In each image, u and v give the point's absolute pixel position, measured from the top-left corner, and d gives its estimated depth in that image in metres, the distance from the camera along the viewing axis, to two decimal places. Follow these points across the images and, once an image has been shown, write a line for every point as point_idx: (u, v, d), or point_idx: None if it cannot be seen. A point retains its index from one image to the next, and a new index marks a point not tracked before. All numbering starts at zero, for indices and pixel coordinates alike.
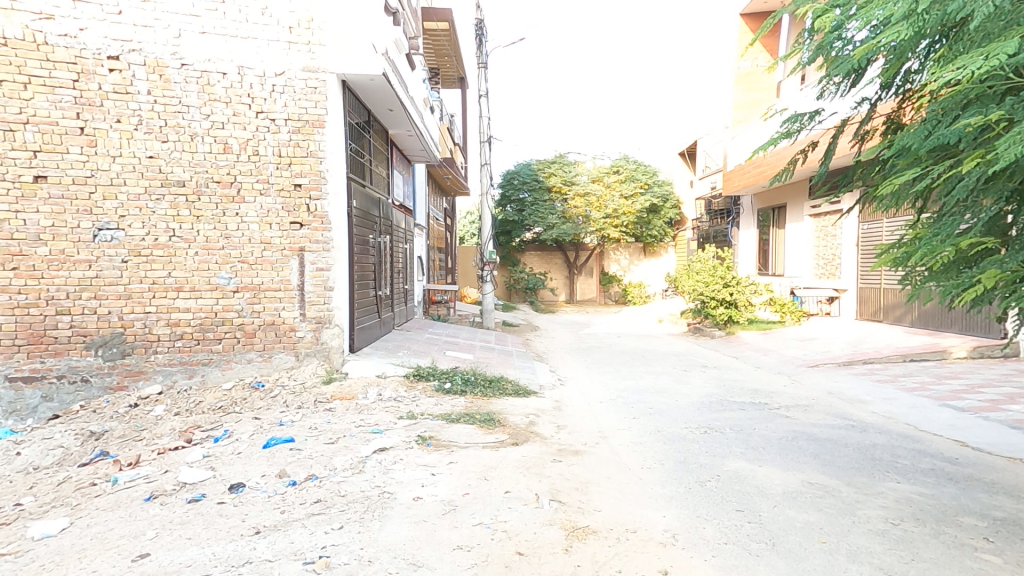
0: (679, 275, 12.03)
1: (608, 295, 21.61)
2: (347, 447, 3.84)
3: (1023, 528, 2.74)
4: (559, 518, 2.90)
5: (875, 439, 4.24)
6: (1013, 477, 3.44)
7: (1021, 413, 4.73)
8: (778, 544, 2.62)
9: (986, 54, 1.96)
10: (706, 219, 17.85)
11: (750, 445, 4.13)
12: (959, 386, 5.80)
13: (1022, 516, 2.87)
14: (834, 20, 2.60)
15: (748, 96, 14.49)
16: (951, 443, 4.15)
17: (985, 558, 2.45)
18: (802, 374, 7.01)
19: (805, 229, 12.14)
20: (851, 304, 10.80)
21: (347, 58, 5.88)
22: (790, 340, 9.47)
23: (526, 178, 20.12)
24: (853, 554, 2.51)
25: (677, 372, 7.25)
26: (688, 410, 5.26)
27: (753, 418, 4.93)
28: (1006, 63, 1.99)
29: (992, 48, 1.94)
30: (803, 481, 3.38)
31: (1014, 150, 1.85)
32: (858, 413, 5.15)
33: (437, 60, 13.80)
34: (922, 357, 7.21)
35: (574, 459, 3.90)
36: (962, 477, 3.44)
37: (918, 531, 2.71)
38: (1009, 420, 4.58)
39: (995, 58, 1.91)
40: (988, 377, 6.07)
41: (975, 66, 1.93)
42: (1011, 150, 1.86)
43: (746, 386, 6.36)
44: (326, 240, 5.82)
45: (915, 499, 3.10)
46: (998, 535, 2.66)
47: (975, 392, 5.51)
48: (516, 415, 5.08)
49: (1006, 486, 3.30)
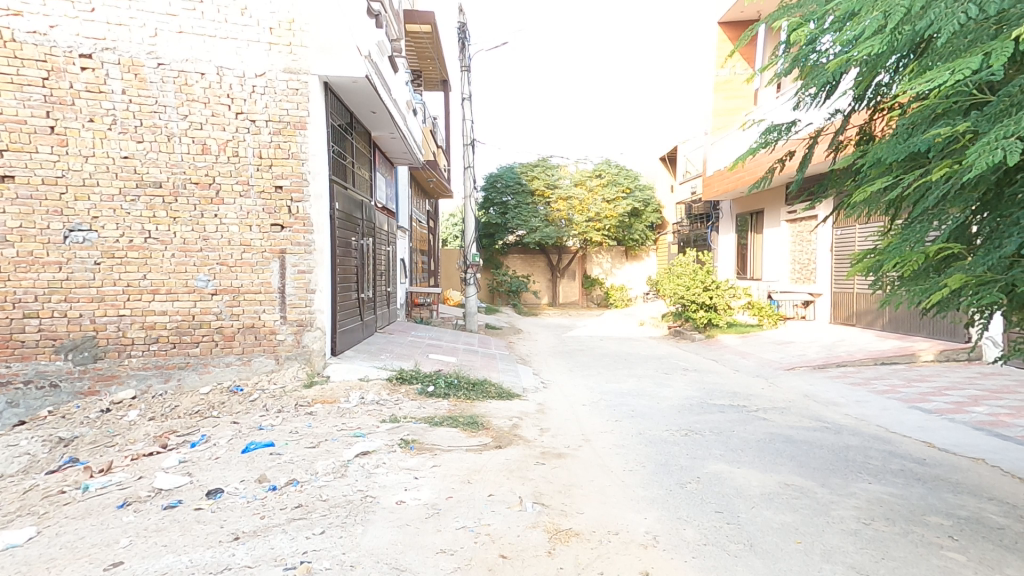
0: (660, 279, 12.10)
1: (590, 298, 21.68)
2: (329, 451, 3.80)
3: (985, 527, 2.83)
4: (541, 521, 2.92)
5: (849, 441, 4.34)
6: (978, 477, 3.56)
7: (985, 414, 4.88)
8: (756, 544, 2.66)
9: (953, 68, 2.02)
10: (686, 223, 18.04)
11: (729, 447, 4.19)
12: (927, 389, 5.96)
13: (986, 515, 2.96)
14: (809, 34, 2.67)
15: (728, 103, 14.71)
16: (920, 444, 4.26)
17: (950, 556, 2.53)
18: (780, 377, 7.13)
19: (782, 234, 12.35)
20: (826, 308, 11.03)
21: (329, 60, 5.83)
22: (768, 344, 9.62)
23: (509, 181, 20.19)
24: (827, 553, 2.57)
25: (659, 375, 7.33)
26: (669, 413, 5.32)
27: (733, 421, 5.00)
28: (971, 78, 2.06)
29: (958, 63, 2.01)
30: (780, 483, 3.44)
31: (984, 160, 1.89)
32: (833, 415, 5.26)
33: (419, 63, 13.75)
34: (893, 360, 7.39)
35: (557, 462, 3.92)
36: (932, 477, 3.53)
37: (889, 530, 2.79)
38: (974, 421, 4.73)
39: (962, 73, 1.97)
40: (954, 380, 6.26)
41: (943, 80, 1.99)
42: (982, 159, 1.90)
43: (725, 388, 6.45)
44: (308, 242, 5.75)
45: (886, 499, 3.18)
46: (962, 534, 2.75)
47: (943, 395, 5.67)
48: (499, 418, 5.09)
49: (971, 485, 3.41)
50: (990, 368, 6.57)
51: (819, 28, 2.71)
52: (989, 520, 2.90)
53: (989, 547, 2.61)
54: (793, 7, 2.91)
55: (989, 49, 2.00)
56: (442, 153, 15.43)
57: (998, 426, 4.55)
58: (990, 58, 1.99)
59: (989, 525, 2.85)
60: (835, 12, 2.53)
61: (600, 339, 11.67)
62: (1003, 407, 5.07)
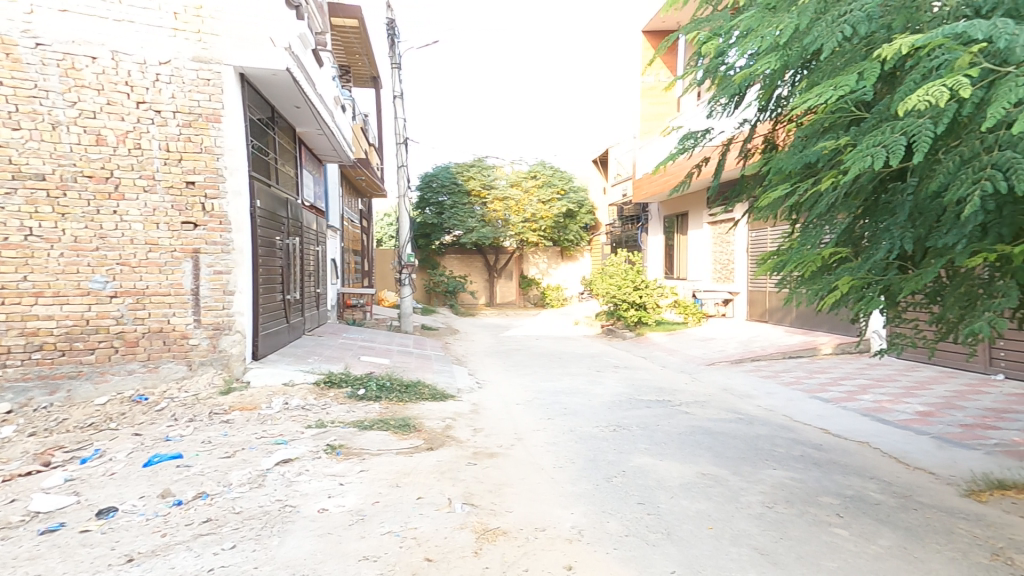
0: (594, 279, 12.43)
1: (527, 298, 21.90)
2: (246, 460, 3.64)
3: (866, 503, 3.13)
4: (470, 522, 2.92)
5: (759, 430, 4.64)
6: (864, 458, 3.92)
7: (871, 401, 5.38)
8: (673, 532, 2.79)
9: (835, 84, 2.22)
10: (618, 224, 18.63)
11: (654, 441, 4.37)
12: (827, 379, 6.49)
13: (868, 492, 3.27)
14: (718, 48, 2.84)
15: (654, 109, 15.31)
16: (818, 431, 4.63)
17: (836, 531, 2.77)
18: (702, 372, 7.52)
19: (704, 236, 13.00)
20: (743, 306, 11.72)
21: (244, 51, 5.57)
22: (691, 340, 10.14)
23: (444, 180, 20.09)
24: (735, 537, 2.73)
25: (590, 372, 7.53)
26: (599, 409, 5.47)
27: (658, 415, 5.22)
28: (849, 95, 2.26)
29: (838, 81, 2.21)
30: (697, 473, 3.63)
31: (858, 167, 2.09)
32: (747, 406, 5.61)
33: (347, 58, 13.41)
34: (799, 353, 7.98)
35: (489, 461, 3.94)
36: (826, 461, 3.85)
37: (788, 512, 3.01)
38: (861, 408, 5.21)
39: (841, 89, 2.16)
40: (849, 370, 6.86)
41: (824, 95, 2.18)
42: (856, 167, 2.10)
43: (653, 384, 6.73)
44: (225, 241, 5.50)
45: (788, 483, 3.42)
46: (847, 511, 3.01)
47: (840, 384, 6.20)
48: (432, 419, 5.04)
49: (858, 466, 3.74)
50: (876, 359, 7.26)
51: (727, 42, 2.89)
52: (870, 496, 3.20)
53: (870, 521, 2.87)
54: (704, 21, 3.09)
55: (863, 68, 2.20)
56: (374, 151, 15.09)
57: (882, 412, 5.03)
58: (864, 77, 2.20)
59: (869, 501, 3.15)
60: (738, 27, 2.71)
61: (534, 338, 11.85)
62: (886, 394, 5.61)
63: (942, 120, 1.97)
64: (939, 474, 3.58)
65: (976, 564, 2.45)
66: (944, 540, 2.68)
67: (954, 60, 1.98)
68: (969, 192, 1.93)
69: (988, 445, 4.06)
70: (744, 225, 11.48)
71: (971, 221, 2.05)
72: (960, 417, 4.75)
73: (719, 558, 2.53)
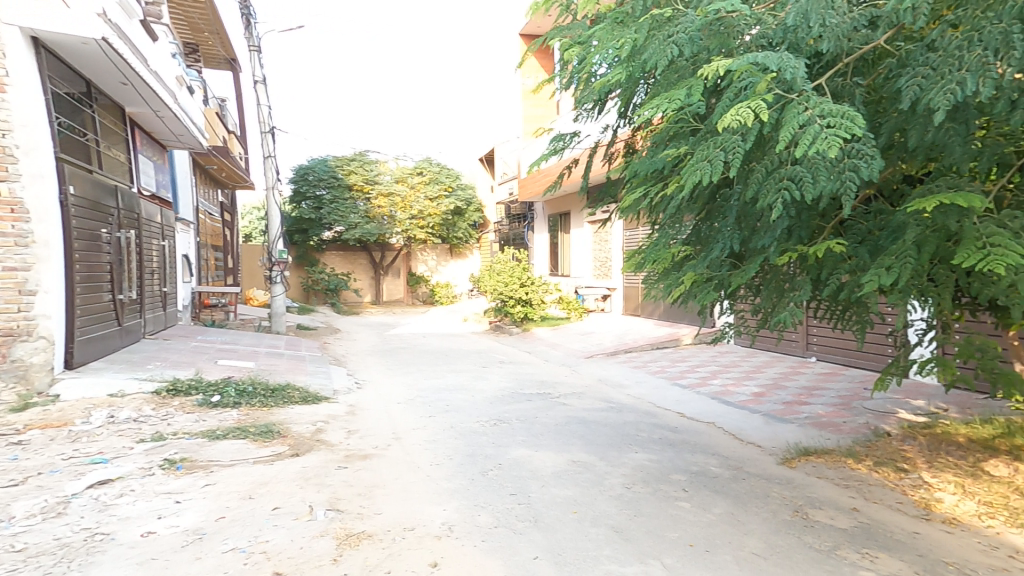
0: (482, 276, 12.48)
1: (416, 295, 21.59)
2: (43, 487, 3.08)
3: (708, 477, 3.43)
4: (331, 528, 2.72)
5: (627, 417, 4.91)
6: (709, 437, 4.33)
7: (718, 385, 5.98)
8: (540, 520, 2.82)
9: (669, 98, 2.40)
10: (506, 223, 18.96)
11: (531, 433, 4.42)
12: (686, 366, 7.10)
13: (708, 467, 3.59)
14: (576, 55, 2.96)
15: (534, 111, 15.73)
16: (675, 414, 5.02)
17: (681, 505, 2.99)
18: (582, 365, 7.84)
19: (585, 235, 13.61)
20: (620, 301, 12.49)
21: (37, 11, 4.82)
22: (573, 335, 10.60)
23: (322, 174, 19.01)
24: (596, 519, 2.82)
25: (476, 368, 7.53)
26: (482, 405, 5.45)
27: (537, 408, 5.32)
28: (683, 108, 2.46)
29: (671, 95, 2.39)
30: (569, 461, 3.72)
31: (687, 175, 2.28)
32: (619, 395, 5.93)
33: (192, 34, 12.15)
34: (664, 344, 8.63)
35: (361, 464, 3.74)
36: (679, 441, 4.17)
37: (644, 490, 3.18)
38: (711, 392, 5.75)
39: (673, 103, 2.35)
40: (704, 358, 7.56)
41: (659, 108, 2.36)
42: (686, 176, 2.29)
43: (536, 377, 6.89)
44: (22, 232, 4.70)
45: (646, 464, 3.64)
46: (692, 485, 3.26)
47: (696, 371, 6.81)
48: (300, 423, 4.69)
49: (704, 445, 4.10)
50: (725, 346, 8.10)
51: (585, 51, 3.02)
52: (711, 471, 3.51)
53: (711, 494, 3.14)
54: (566, 28, 3.21)
55: (692, 84, 2.40)
56: (234, 138, 13.86)
57: (727, 394, 5.60)
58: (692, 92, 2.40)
59: (709, 475, 3.46)
60: (593, 37, 2.84)
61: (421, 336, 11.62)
62: (730, 378, 6.27)
63: (750, 137, 2.21)
64: (763, 446, 4.09)
65: (783, 522, 2.82)
66: (760, 504, 3.04)
67: (756, 84, 2.25)
68: (774, 201, 2.19)
69: (799, 418, 4.74)
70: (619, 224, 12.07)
71: (777, 226, 2.41)
72: (784, 395, 5.46)
73: (579, 540, 2.60)
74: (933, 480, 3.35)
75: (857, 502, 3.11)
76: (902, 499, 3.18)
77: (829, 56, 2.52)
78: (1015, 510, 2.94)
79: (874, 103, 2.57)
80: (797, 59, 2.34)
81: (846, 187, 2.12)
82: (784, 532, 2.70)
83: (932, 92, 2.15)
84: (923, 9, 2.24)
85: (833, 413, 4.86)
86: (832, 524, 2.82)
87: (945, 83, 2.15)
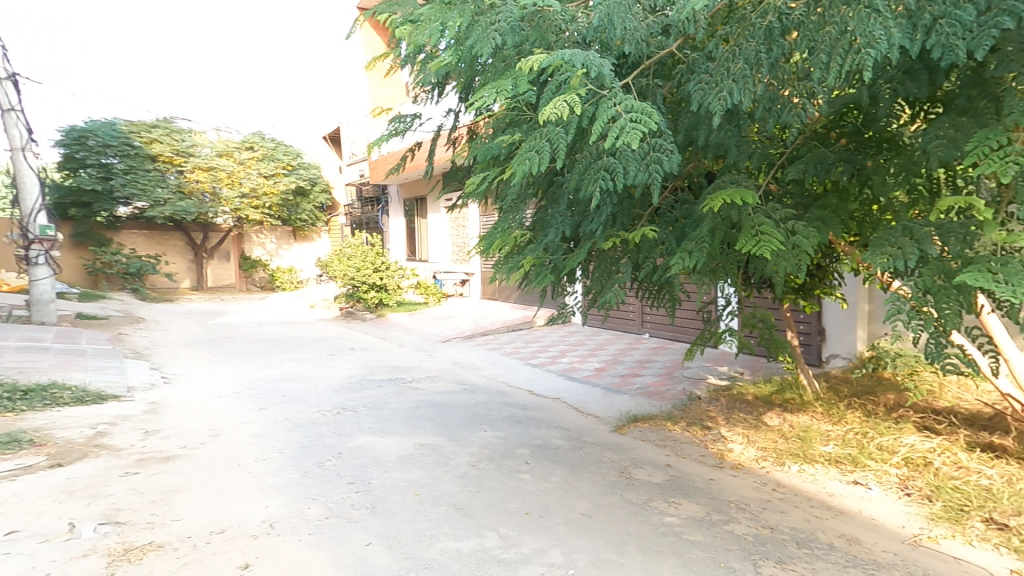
0: (331, 261, 11.81)
1: (250, 281, 19.84)
2: None
3: (549, 449, 3.71)
4: (106, 546, 2.40)
5: (479, 398, 5.04)
6: (555, 412, 4.65)
7: (565, 362, 6.45)
8: (378, 506, 2.77)
9: (497, 88, 2.50)
10: (358, 206, 18.19)
11: (378, 420, 4.32)
12: (539, 346, 7.52)
13: (550, 440, 3.86)
14: (409, 36, 2.94)
15: (383, 90, 15.25)
16: (526, 393, 5.29)
17: (523, 477, 3.18)
18: (437, 349, 7.87)
19: (444, 221, 13.67)
20: (479, 285, 12.80)
21: None
22: (431, 319, 10.60)
23: (110, 139, 15.77)
24: (438, 499, 2.86)
25: (323, 356, 7.16)
26: (324, 394, 5.19)
27: (387, 394, 5.20)
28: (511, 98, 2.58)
29: (499, 85, 2.50)
30: (416, 444, 3.71)
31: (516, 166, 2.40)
32: (473, 377, 6.07)
33: None
34: (519, 327, 9.01)
35: (158, 468, 3.34)
36: (526, 418, 4.40)
37: (487, 466, 3.32)
38: (560, 368, 6.22)
39: (500, 93, 2.45)
40: (556, 339, 8.07)
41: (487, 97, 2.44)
42: (515, 165, 2.41)
43: (388, 363, 6.76)
44: None
45: (494, 441, 3.78)
46: (535, 458, 3.48)
47: (547, 350, 7.25)
48: (74, 429, 4.05)
49: (550, 420, 4.39)
50: (574, 327, 8.74)
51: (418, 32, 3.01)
52: (553, 443, 3.79)
53: (551, 465, 3.38)
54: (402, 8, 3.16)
55: (517, 75, 2.52)
56: None
57: (573, 371, 6.07)
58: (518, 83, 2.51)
59: (552, 447, 3.72)
60: (423, 20, 2.83)
61: (256, 325, 10.62)
62: (577, 356, 6.78)
63: (570, 129, 2.40)
64: (601, 417, 4.54)
65: (610, 482, 3.21)
66: (593, 468, 3.41)
67: (571, 79, 2.42)
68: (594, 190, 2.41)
69: (632, 388, 5.35)
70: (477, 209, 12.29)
71: (604, 210, 2.73)
72: (621, 368, 6.09)
73: (418, 522, 2.62)
74: (728, 434, 4.09)
75: (670, 459, 3.69)
76: (704, 452, 3.88)
77: (632, 57, 2.81)
78: (780, 450, 3.77)
79: (673, 103, 2.90)
80: (605, 58, 2.56)
81: (653, 177, 2.40)
82: (610, 492, 3.08)
83: (710, 97, 2.51)
84: (702, 22, 2.66)
85: (658, 382, 5.54)
86: (650, 479, 3.32)
87: (720, 90, 2.52)
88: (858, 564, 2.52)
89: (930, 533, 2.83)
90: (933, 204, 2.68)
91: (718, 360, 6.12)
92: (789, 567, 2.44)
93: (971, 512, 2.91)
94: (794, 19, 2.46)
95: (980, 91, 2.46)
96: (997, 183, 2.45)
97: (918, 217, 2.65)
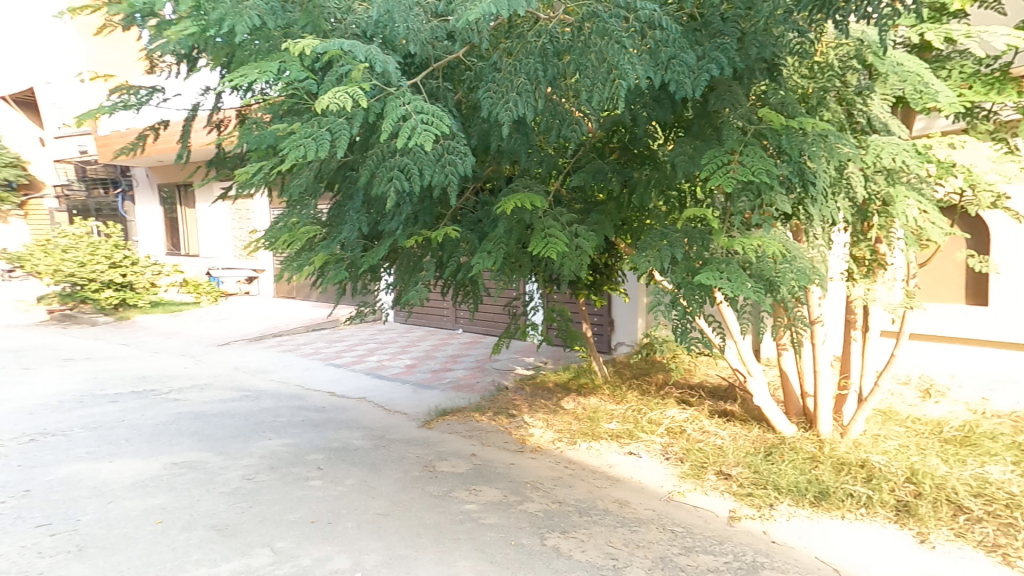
0: (30, 252, 9.93)
1: None
2: None
3: (348, 451, 3.91)
4: None
5: (264, 404, 4.89)
6: (359, 413, 4.71)
7: (375, 361, 6.35)
8: (86, 546, 2.75)
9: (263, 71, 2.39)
10: (81, 188, 15.07)
11: (99, 441, 4.08)
12: (343, 347, 7.19)
13: (349, 441, 4.06)
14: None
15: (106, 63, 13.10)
16: (326, 395, 5.19)
17: (312, 484, 3.40)
18: (209, 353, 7.10)
19: (223, 213, 12.32)
20: (269, 283, 11.88)
21: None
22: (204, 321, 9.47)
23: None
24: (189, 525, 2.92)
25: (17, 373, 6.12)
26: (16, 419, 4.57)
27: (130, 410, 4.79)
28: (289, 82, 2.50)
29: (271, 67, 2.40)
30: (166, 464, 3.67)
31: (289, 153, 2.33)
32: (258, 382, 5.68)
33: None
34: (321, 327, 8.52)
35: None
36: (324, 422, 4.43)
37: (267, 479, 3.45)
38: (368, 368, 6.09)
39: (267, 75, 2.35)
40: (361, 336, 7.91)
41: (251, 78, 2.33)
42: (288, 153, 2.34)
43: (126, 374, 6.04)
44: None
45: (279, 451, 3.89)
46: (328, 464, 3.71)
47: (354, 350, 7.02)
48: None
49: (351, 422, 4.48)
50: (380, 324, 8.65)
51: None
52: (350, 445, 4.00)
53: (345, 468, 3.62)
54: None
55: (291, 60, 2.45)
56: None
57: (382, 369, 6.03)
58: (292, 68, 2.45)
59: (351, 449, 3.93)
60: None
61: None
62: (386, 354, 6.69)
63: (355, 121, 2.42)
64: (409, 414, 4.69)
65: (412, 477, 3.51)
66: (395, 466, 3.69)
67: (353, 71, 2.44)
68: (387, 188, 2.48)
69: (443, 382, 5.56)
70: (264, 200, 11.31)
71: (405, 208, 2.79)
72: (433, 364, 6.20)
73: (162, 553, 2.68)
74: (529, 420, 4.49)
75: (475, 447, 4.03)
76: (507, 439, 4.26)
77: (418, 59, 2.96)
78: (572, 430, 4.33)
79: (466, 108, 3.08)
80: (387, 54, 2.63)
81: (449, 179, 2.54)
82: (412, 487, 3.39)
83: (498, 107, 2.67)
84: (484, 34, 2.83)
85: (468, 375, 5.81)
86: (453, 471, 3.64)
87: (505, 100, 2.69)
88: (624, 523, 3.13)
89: (676, 488, 3.60)
90: (683, 212, 3.16)
91: (524, 351, 6.56)
92: (570, 535, 2.96)
93: (708, 467, 3.76)
94: (563, 44, 2.75)
95: (706, 123, 3.05)
96: (722, 195, 3.03)
97: (670, 224, 3.13)
